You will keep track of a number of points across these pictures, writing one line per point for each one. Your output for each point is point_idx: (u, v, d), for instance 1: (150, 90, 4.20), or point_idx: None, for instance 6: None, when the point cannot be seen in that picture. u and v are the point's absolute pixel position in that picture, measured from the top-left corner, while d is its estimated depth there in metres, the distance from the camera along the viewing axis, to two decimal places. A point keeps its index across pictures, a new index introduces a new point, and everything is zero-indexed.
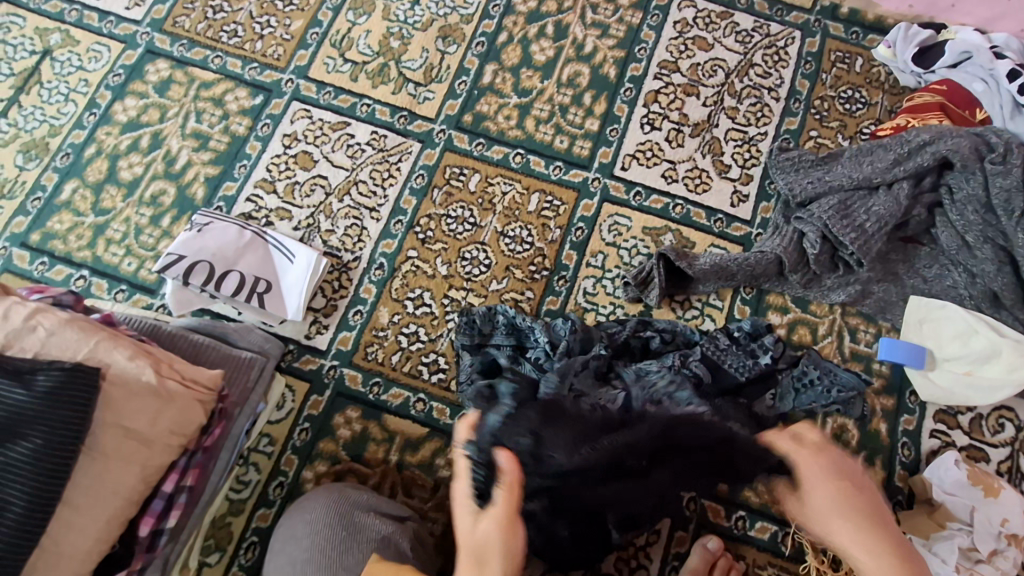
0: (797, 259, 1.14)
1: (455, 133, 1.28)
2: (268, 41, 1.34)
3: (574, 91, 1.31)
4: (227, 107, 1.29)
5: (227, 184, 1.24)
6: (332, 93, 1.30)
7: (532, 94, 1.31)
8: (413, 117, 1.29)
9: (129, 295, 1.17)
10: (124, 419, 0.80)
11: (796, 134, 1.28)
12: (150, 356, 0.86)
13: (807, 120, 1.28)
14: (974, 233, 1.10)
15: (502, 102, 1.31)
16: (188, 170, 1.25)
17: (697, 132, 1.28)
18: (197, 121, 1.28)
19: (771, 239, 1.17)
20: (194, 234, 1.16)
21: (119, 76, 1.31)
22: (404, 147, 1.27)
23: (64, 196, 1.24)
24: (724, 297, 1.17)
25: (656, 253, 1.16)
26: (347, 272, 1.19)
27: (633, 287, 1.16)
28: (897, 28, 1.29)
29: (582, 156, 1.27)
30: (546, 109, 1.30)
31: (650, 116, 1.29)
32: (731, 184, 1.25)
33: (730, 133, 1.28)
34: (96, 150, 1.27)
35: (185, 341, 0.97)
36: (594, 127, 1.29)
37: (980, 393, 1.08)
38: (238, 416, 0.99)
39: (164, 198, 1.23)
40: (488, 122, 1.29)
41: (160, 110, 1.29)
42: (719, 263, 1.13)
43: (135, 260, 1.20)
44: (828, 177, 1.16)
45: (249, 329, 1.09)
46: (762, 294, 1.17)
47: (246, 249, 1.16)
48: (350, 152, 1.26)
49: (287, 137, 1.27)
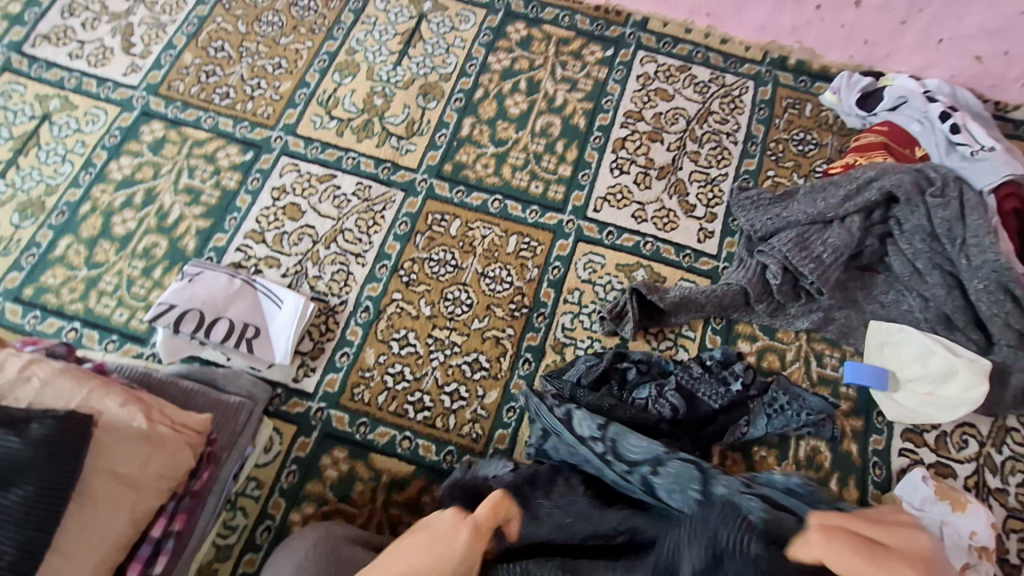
0: (761, 289, 1.21)
1: (436, 181, 1.36)
2: (258, 102, 1.42)
3: (546, 140, 1.41)
4: (219, 163, 1.36)
5: (217, 235, 1.29)
6: (319, 148, 1.38)
7: (508, 143, 1.40)
8: (396, 168, 1.37)
9: (120, 345, 1.20)
10: (114, 464, 0.82)
11: (754, 174, 1.37)
12: (141, 403, 0.89)
13: (763, 161, 1.38)
14: (922, 260, 1.18)
15: (479, 152, 1.39)
16: (180, 224, 1.31)
17: (663, 175, 1.37)
18: (190, 177, 1.35)
19: (735, 271, 1.25)
20: (185, 283, 1.21)
21: (115, 138, 1.38)
22: (387, 196, 1.34)
23: (58, 251, 1.28)
24: (696, 328, 1.23)
25: (629, 288, 1.22)
26: (334, 315, 1.24)
27: (608, 321, 1.21)
28: (840, 76, 1.41)
29: (557, 200, 1.34)
30: (521, 158, 1.39)
31: (619, 161, 1.38)
32: (697, 222, 1.32)
33: (693, 175, 1.37)
34: (91, 208, 1.32)
35: (174, 387, 1.00)
36: (567, 173, 1.37)
37: (942, 412, 1.13)
38: (226, 461, 1.01)
39: (155, 250, 1.28)
40: (467, 171, 1.37)
41: (153, 168, 1.36)
42: (688, 296, 1.20)
43: (127, 310, 1.23)
44: (785, 213, 1.25)
45: (238, 375, 1.12)
46: (732, 324, 1.23)
47: (236, 297, 1.21)
48: (336, 202, 1.33)
49: (276, 190, 1.34)
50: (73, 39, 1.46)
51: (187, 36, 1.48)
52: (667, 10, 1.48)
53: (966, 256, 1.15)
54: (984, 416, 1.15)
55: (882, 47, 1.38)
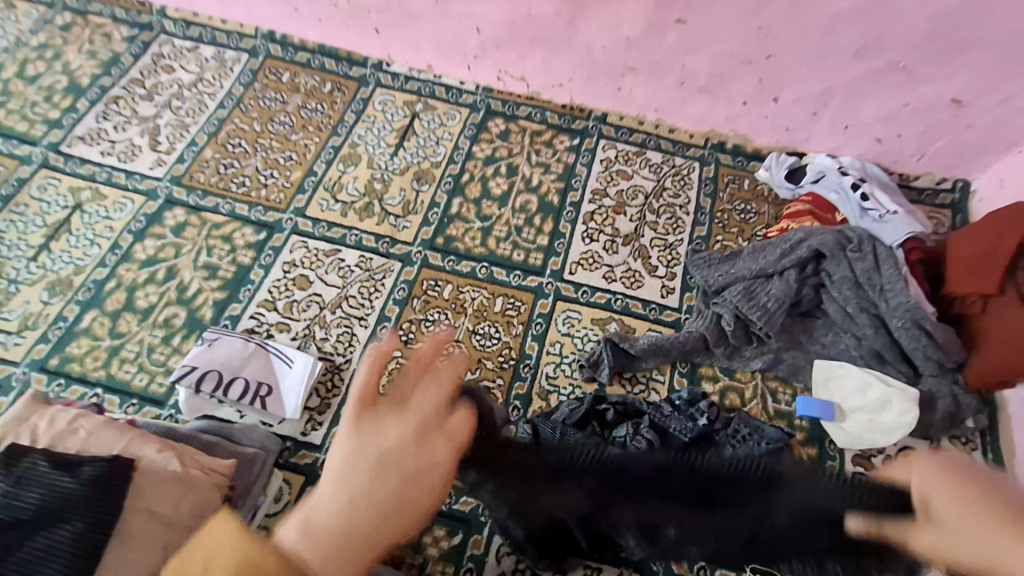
0: (718, 335, 1.39)
1: (430, 253, 1.54)
2: (271, 189, 1.62)
3: (525, 215, 1.62)
4: (235, 242, 1.53)
5: (233, 305, 1.43)
6: (326, 226, 1.56)
7: (492, 219, 1.61)
8: (394, 242, 1.55)
9: (139, 407, 1.30)
10: (151, 503, 0.91)
11: (706, 239, 1.59)
12: (174, 449, 0.99)
13: (712, 228, 1.61)
14: (851, 305, 1.37)
15: (467, 226, 1.59)
16: (198, 296, 1.45)
17: (628, 241, 1.58)
18: (208, 255, 1.50)
19: (695, 320, 1.43)
20: (204, 347, 1.33)
21: (140, 223, 1.55)
22: (387, 267, 1.51)
23: (83, 324, 1.40)
24: (664, 372, 1.39)
25: (603, 339, 1.39)
26: (339, 373, 1.36)
27: (587, 368, 1.36)
28: (770, 157, 1.68)
29: (537, 265, 1.53)
30: (504, 230, 1.59)
31: (589, 230, 1.59)
32: (660, 281, 1.52)
33: (653, 241, 1.58)
34: (116, 284, 1.46)
35: (195, 440, 1.10)
36: (545, 242, 1.57)
37: (884, 436, 1.29)
38: (243, 508, 1.09)
39: (175, 320, 1.41)
40: (457, 243, 1.56)
41: (175, 248, 1.51)
42: (656, 343, 1.36)
43: (147, 375, 1.34)
44: (733, 270, 1.45)
45: (252, 428, 1.22)
46: (695, 367, 1.40)
47: (250, 358, 1.33)
48: (341, 273, 1.49)
49: (286, 264, 1.50)
50: (106, 139, 1.66)
51: (208, 135, 1.70)
52: (622, 106, 1.75)
53: (885, 299, 1.35)
54: (921, 440, 1.32)
55: (801, 131, 1.66)
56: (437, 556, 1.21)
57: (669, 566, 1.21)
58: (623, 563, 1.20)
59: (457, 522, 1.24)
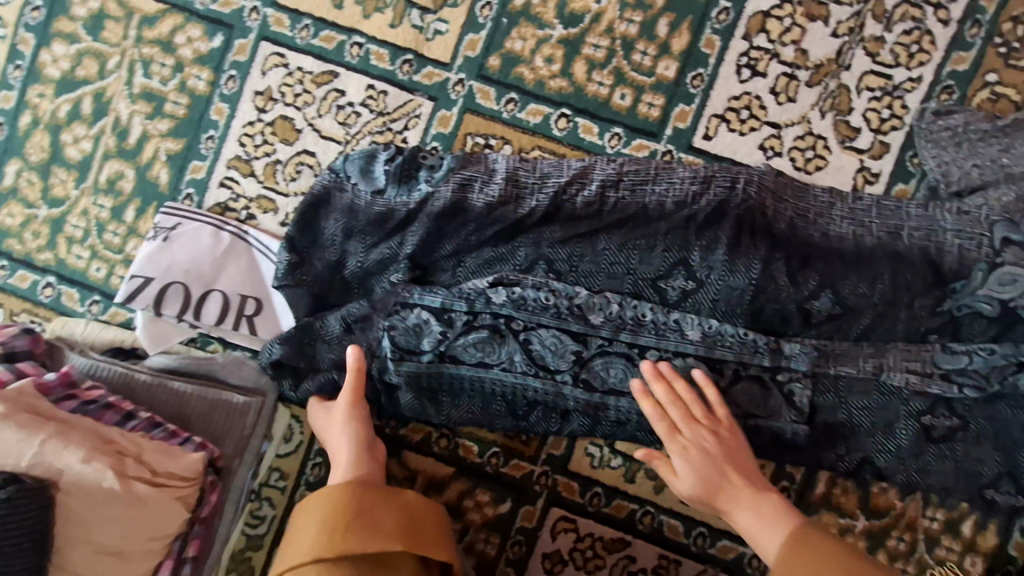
0: (955, 266, 0.83)
1: (478, 84, 0.96)
2: None
3: (644, 15, 0.93)
4: (180, 53, 0.98)
5: (194, 164, 0.99)
6: (311, 28, 0.96)
7: (584, 21, 0.94)
8: (420, 61, 0.96)
9: (104, 308, 0.99)
10: (90, 533, 0.69)
11: (964, 79, 0.90)
12: (112, 450, 0.71)
13: (984, 57, 0.89)
14: None
15: (541, 35, 0.95)
16: (145, 145, 0.99)
17: (818, 78, 0.91)
18: (146, 74, 0.98)
19: (941, 216, 0.84)
20: (159, 245, 0.92)
21: (38, 12, 0.99)
22: (410, 107, 0.96)
23: (6, 181, 1.00)
24: (819, 268, 0.85)
25: (725, 206, 0.86)
26: (327, 269, 0.92)
27: (693, 230, 0.87)
28: None
29: (650, 119, 0.93)
30: (602, 46, 0.94)
31: (751, 54, 0.92)
32: (857, 157, 0.91)
33: (866, 79, 0.91)
34: (31, 120, 1.00)
35: (164, 391, 0.84)
36: (670, 73, 0.93)
37: None
38: (239, 469, 0.87)
39: (122, 183, 0.99)
40: (522, 67, 0.95)
41: (98, 60, 0.99)
42: (837, 248, 0.85)
43: (103, 264, 1.00)
44: (1008, 160, 0.83)
45: (242, 361, 0.92)
46: (860, 261, 0.85)
47: (226, 259, 0.93)
48: (340, 117, 0.96)
49: (259, 96, 0.97)
50: None
51: None
52: None
53: None
54: None
55: None
56: (479, 523, 0.96)
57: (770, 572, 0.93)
58: (710, 561, 0.94)
59: (505, 488, 0.96)
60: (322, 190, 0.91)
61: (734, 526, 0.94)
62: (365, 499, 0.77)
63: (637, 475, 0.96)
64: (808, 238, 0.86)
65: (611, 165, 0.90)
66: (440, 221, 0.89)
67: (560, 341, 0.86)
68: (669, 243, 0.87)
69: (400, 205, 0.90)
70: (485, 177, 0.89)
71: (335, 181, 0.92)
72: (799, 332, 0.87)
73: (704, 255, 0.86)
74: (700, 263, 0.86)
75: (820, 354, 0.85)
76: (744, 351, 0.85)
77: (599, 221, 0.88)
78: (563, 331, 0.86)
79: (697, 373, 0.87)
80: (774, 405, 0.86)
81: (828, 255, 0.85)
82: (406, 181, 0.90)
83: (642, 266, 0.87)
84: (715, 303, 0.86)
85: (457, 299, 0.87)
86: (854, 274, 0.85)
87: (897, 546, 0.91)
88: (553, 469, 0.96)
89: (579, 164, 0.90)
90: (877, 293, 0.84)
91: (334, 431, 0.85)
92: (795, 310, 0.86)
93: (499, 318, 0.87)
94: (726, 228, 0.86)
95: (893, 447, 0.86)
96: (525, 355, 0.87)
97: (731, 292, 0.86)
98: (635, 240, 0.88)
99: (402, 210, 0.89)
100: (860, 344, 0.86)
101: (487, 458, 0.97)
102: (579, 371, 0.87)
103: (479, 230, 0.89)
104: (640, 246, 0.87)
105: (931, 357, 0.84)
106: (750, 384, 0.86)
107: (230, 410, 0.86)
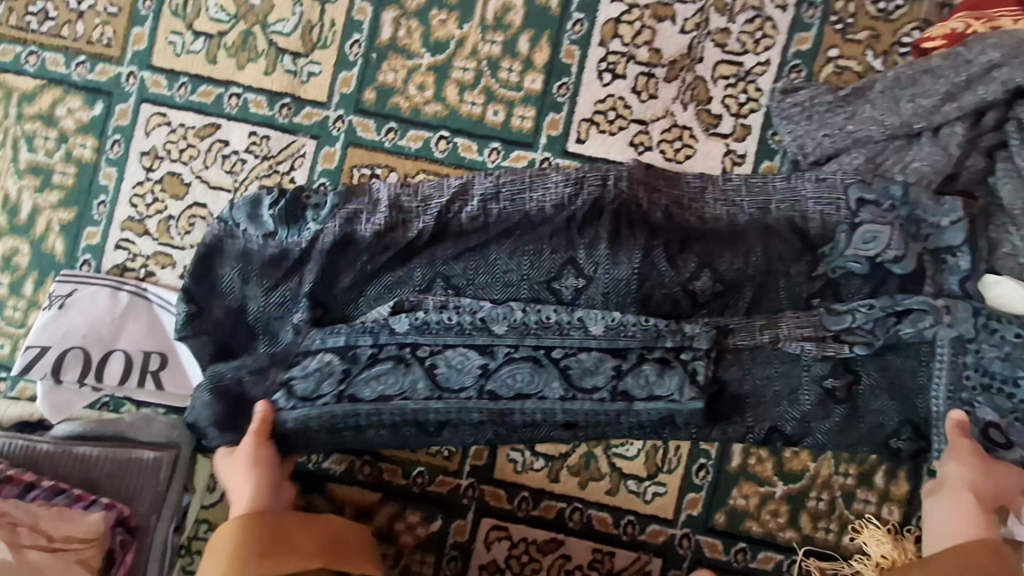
0: (820, 230, 0.88)
1: (357, 118, 0.99)
2: (90, 21, 0.99)
3: (505, 35, 0.98)
4: (62, 124, 1.00)
5: (89, 230, 0.99)
6: (188, 85, 0.99)
7: (449, 47, 0.98)
8: (298, 104, 0.99)
9: (12, 384, 0.99)
10: None
11: (809, 58, 0.95)
12: (5, 522, 0.72)
13: (823, 34, 0.95)
14: None
15: (411, 65, 0.98)
16: (37, 219, 1.00)
17: (675, 73, 0.96)
18: (31, 150, 1.00)
19: (805, 183, 0.89)
20: (55, 313, 0.93)
21: None
22: (295, 148, 0.99)
23: None
24: (701, 246, 0.89)
25: (603, 204, 0.89)
26: (226, 316, 0.92)
27: (578, 228, 0.90)
28: None
29: (524, 131, 0.97)
30: (469, 68, 0.98)
31: (609, 59, 0.96)
32: (723, 142, 0.96)
33: (719, 68, 0.96)
34: None
35: (69, 457, 0.83)
36: (537, 86, 0.97)
37: None
38: (157, 525, 0.86)
39: (18, 258, 1.00)
40: (397, 97, 0.99)
41: None
42: (715, 228, 0.90)
43: (7, 340, 0.99)
44: (851, 126, 0.88)
45: (152, 418, 0.91)
46: (738, 237, 0.89)
47: (125, 319, 0.94)
48: (227, 166, 0.99)
49: (145, 156, 0.99)
50: None
51: None
52: None
53: None
54: None
55: None
56: (413, 545, 0.97)
57: (701, 549, 0.96)
58: (643, 548, 0.96)
59: (434, 507, 0.97)
60: (214, 239, 0.93)
61: (661, 509, 0.96)
62: (269, 529, 0.78)
63: (560, 474, 0.97)
64: (686, 222, 0.90)
65: (488, 178, 0.92)
66: (333, 256, 0.91)
67: (466, 359, 0.86)
68: (556, 246, 0.90)
69: (293, 245, 0.91)
70: (370, 207, 0.92)
71: (225, 230, 0.93)
72: (690, 313, 0.89)
73: (589, 252, 0.89)
74: (586, 260, 0.89)
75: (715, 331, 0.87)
76: (646, 338, 0.85)
77: (486, 233, 0.91)
78: (471, 346, 0.87)
79: (601, 365, 0.85)
80: (677, 383, 0.84)
81: (707, 235, 0.89)
82: (294, 221, 0.92)
83: (537, 270, 0.90)
84: (607, 295, 0.88)
85: (357, 332, 0.87)
86: (734, 251, 0.88)
87: (816, 506, 0.95)
88: (479, 480, 0.97)
89: (458, 182, 0.93)
90: (757, 264, 0.88)
91: (238, 474, 0.84)
92: (680, 292, 0.88)
93: (403, 348, 0.87)
94: (607, 224, 0.89)
95: (799, 413, 0.88)
96: (429, 381, 0.86)
97: (624, 284, 0.88)
98: (529, 246, 0.91)
99: (296, 249, 0.91)
100: (751, 317, 0.88)
101: (413, 480, 0.97)
102: (485, 383, 0.86)
103: (372, 258, 0.91)
104: (530, 252, 0.90)
105: (821, 321, 0.86)
106: (654, 366, 0.85)
107: (140, 467, 0.85)
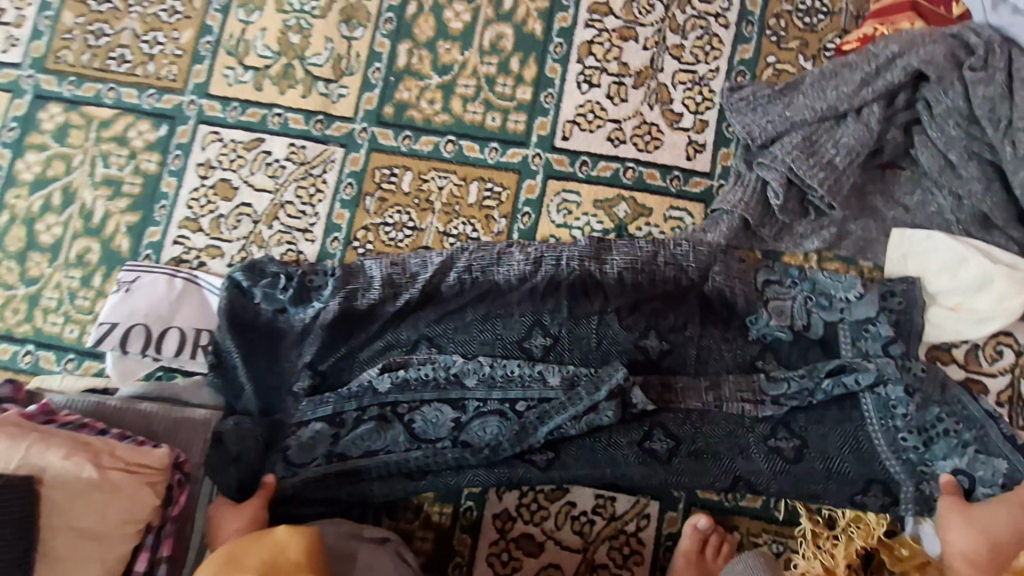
0: (744, 305, 1.02)
1: (378, 129, 1.18)
2: (159, 61, 1.21)
3: (499, 57, 1.18)
4: (133, 144, 1.20)
5: (151, 229, 1.17)
6: (238, 108, 1.19)
7: (453, 69, 1.19)
8: (329, 119, 1.19)
9: (80, 363, 1.13)
10: (72, 519, 0.79)
11: (751, 64, 1.15)
12: (90, 449, 0.82)
13: (761, 45, 1.15)
14: (956, 150, 0.99)
15: (422, 85, 1.19)
16: (107, 222, 1.18)
17: (641, 81, 1.16)
18: (105, 166, 1.19)
19: (732, 191, 1.07)
20: (121, 296, 1.09)
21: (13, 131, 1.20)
22: (326, 155, 1.18)
23: None
24: (657, 312, 1.02)
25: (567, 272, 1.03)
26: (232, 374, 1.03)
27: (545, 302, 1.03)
28: None
29: (518, 132, 1.16)
30: (470, 85, 1.18)
31: (586, 72, 1.16)
32: (685, 134, 1.14)
33: (677, 76, 1.16)
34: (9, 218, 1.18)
35: (132, 411, 0.94)
36: (527, 96, 1.17)
37: (970, 326, 0.98)
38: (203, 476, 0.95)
39: (89, 256, 1.17)
40: (412, 111, 1.18)
41: (64, 160, 1.19)
42: (666, 297, 1.03)
43: (77, 325, 1.15)
44: (788, 112, 1.05)
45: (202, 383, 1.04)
46: (688, 297, 1.03)
47: (180, 301, 1.09)
48: (269, 171, 1.17)
49: (200, 167, 1.18)
50: None
51: None
52: None
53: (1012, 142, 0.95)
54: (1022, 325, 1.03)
55: None
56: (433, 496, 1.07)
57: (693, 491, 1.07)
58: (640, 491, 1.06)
59: None
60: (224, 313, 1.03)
61: None
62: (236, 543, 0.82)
63: None
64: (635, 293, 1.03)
65: (463, 254, 1.05)
66: (331, 329, 1.03)
67: (440, 413, 0.99)
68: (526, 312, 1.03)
69: (295, 322, 1.04)
70: (365, 284, 1.04)
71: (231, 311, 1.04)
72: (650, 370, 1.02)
73: (556, 318, 1.03)
74: (553, 325, 1.03)
75: (668, 389, 1.00)
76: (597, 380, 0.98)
77: (464, 298, 1.04)
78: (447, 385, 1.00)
79: (559, 414, 0.97)
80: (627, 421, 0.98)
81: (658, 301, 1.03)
82: (302, 300, 1.04)
83: (510, 331, 1.03)
84: (574, 352, 1.02)
85: (347, 400, 1.01)
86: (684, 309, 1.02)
87: None
88: None
89: (440, 257, 1.05)
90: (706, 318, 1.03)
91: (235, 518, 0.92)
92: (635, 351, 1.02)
93: (385, 406, 1.00)
94: (572, 305, 1.02)
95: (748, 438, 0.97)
96: (408, 433, 0.99)
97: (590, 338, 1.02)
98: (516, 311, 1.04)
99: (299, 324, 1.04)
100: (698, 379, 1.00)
101: None
102: (459, 435, 0.99)
103: (362, 327, 1.04)
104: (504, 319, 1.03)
105: (759, 386, 0.98)
106: (610, 405, 0.96)
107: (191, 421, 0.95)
